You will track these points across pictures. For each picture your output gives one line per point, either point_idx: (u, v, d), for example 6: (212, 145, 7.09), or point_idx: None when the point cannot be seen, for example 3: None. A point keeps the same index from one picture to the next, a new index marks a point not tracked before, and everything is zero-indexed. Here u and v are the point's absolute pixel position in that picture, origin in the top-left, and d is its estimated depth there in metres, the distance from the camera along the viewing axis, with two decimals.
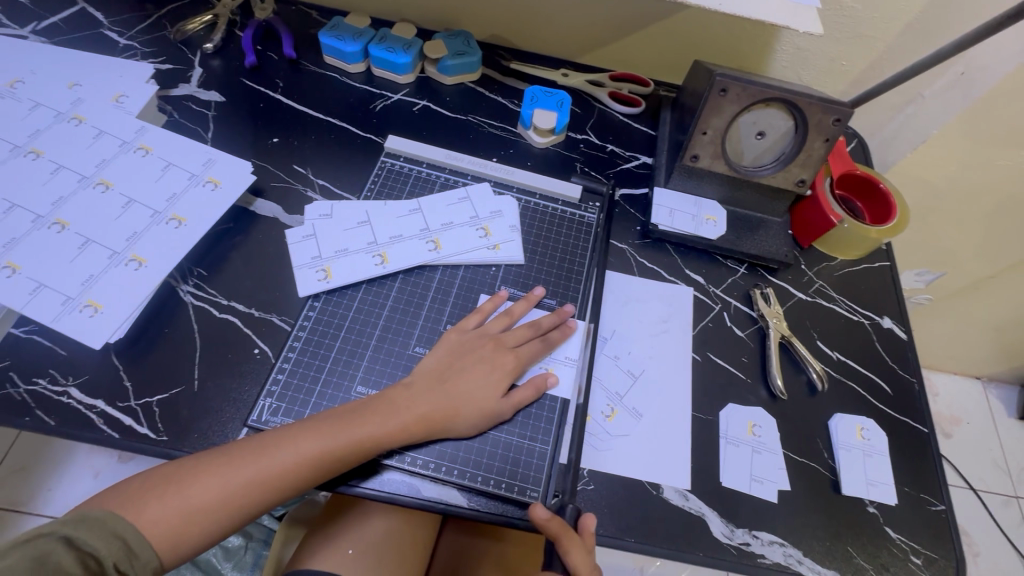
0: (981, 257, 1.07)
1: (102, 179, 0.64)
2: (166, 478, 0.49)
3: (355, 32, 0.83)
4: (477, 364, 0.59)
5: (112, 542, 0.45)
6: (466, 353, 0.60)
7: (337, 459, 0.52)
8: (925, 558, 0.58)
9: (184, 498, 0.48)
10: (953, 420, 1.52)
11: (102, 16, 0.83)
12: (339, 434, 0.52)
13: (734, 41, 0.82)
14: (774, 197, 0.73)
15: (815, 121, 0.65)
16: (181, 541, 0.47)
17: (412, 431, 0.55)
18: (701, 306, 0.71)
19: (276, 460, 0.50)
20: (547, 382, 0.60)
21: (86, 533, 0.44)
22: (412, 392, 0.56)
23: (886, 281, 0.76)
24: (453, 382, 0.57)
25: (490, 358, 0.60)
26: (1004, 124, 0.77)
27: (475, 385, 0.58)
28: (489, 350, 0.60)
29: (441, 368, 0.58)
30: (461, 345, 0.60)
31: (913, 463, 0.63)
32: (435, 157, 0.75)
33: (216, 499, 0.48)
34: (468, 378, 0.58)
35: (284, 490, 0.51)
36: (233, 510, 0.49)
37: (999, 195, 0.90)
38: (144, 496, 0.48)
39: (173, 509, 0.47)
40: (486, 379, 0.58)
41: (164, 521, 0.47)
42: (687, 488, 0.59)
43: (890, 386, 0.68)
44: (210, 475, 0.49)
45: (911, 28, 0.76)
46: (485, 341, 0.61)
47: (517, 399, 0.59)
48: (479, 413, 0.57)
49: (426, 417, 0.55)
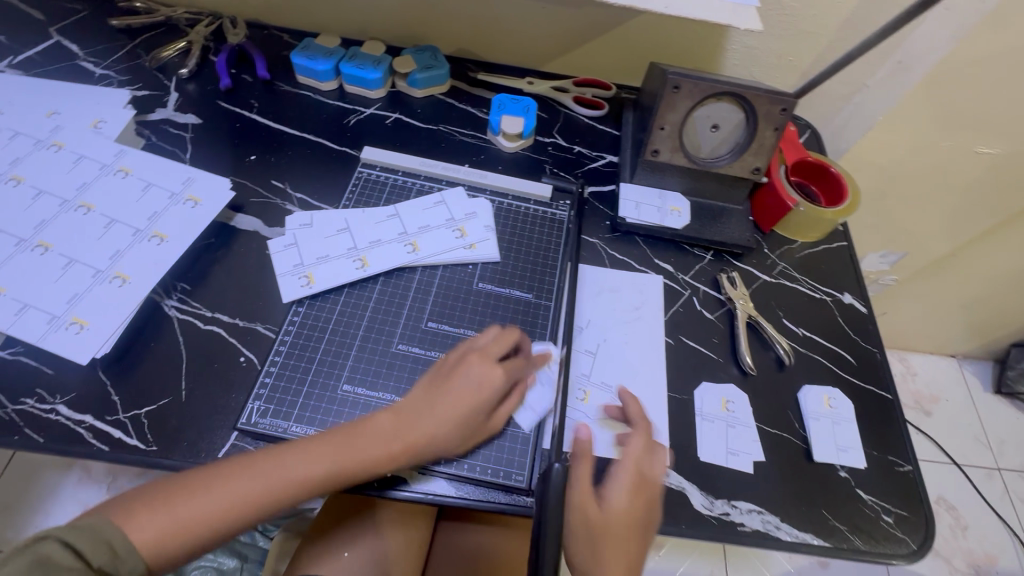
0: (939, 237, 1.12)
1: (84, 202, 0.66)
2: (159, 494, 0.50)
3: (326, 52, 0.86)
4: (465, 381, 0.57)
5: (100, 547, 0.45)
6: (455, 373, 0.58)
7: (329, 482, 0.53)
8: (896, 516, 0.61)
9: (176, 512, 0.49)
10: (932, 398, 1.57)
11: (77, 47, 0.85)
12: (329, 459, 0.53)
13: (687, 43, 0.87)
14: (732, 186, 0.78)
15: (763, 112, 0.69)
16: (170, 552, 0.48)
17: (403, 458, 0.55)
18: (671, 293, 0.74)
19: (276, 484, 0.52)
20: (529, 383, 0.62)
21: (80, 539, 0.44)
22: (403, 416, 0.56)
23: (845, 259, 0.81)
24: (443, 403, 0.56)
25: (478, 373, 0.58)
26: (942, 107, 0.83)
27: (465, 409, 0.56)
28: (475, 361, 0.59)
29: (429, 391, 0.58)
30: (448, 364, 0.59)
31: (880, 427, 0.67)
32: (409, 165, 0.78)
33: (207, 512, 0.49)
34: (457, 398, 0.57)
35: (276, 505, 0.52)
36: (224, 523, 0.50)
37: (945, 174, 0.95)
38: (135, 510, 0.48)
39: (164, 523, 0.48)
40: (477, 394, 0.57)
41: (156, 534, 0.48)
42: (667, 465, 0.61)
43: (853, 357, 0.72)
44: (207, 492, 0.50)
45: (847, 23, 0.81)
46: (471, 355, 0.59)
47: (505, 411, 0.59)
48: (467, 430, 0.57)
49: (417, 443, 0.55)
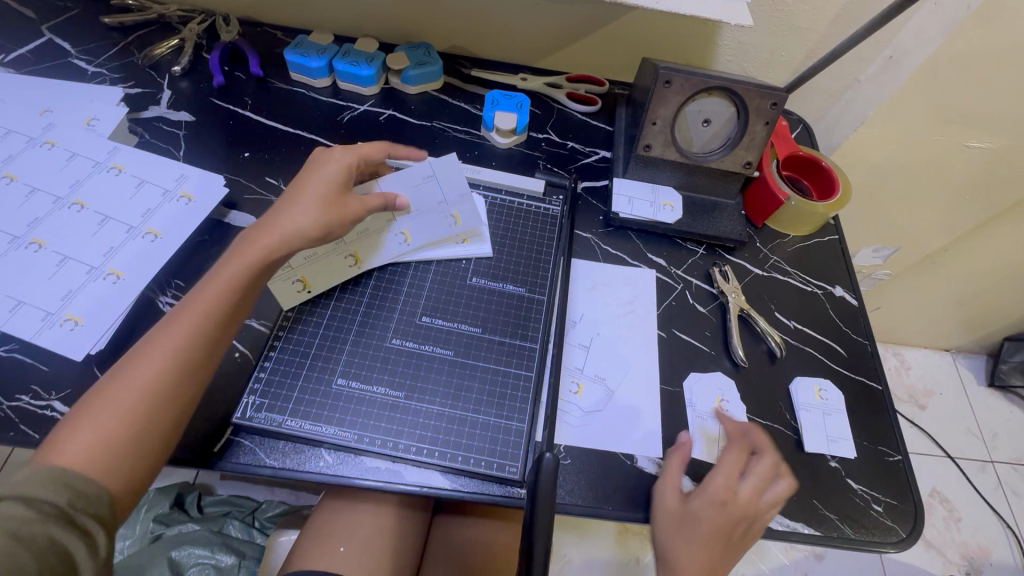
0: (931, 231, 1.13)
1: (77, 199, 0.66)
2: (76, 417, 0.47)
3: (319, 49, 0.86)
4: (319, 174, 0.64)
5: (59, 489, 0.42)
6: (306, 179, 0.64)
7: (230, 295, 0.55)
8: (886, 505, 0.62)
9: (100, 420, 0.47)
10: (927, 392, 1.59)
11: (70, 45, 0.85)
12: (221, 276, 0.56)
13: (680, 38, 0.88)
14: (725, 180, 0.78)
15: (754, 106, 0.69)
16: (114, 461, 0.46)
17: (284, 250, 0.59)
18: (664, 287, 0.74)
19: (178, 367, 0.50)
20: (396, 202, 0.68)
21: (37, 488, 0.41)
22: (262, 224, 0.60)
23: (836, 252, 0.81)
24: (304, 196, 0.62)
25: (327, 166, 0.65)
26: (932, 101, 0.84)
27: (324, 187, 0.63)
28: (320, 164, 0.65)
29: (290, 202, 0.62)
30: (298, 185, 0.64)
31: (870, 418, 0.67)
32: (403, 162, 0.78)
33: (128, 396, 0.48)
34: (311, 189, 0.63)
35: (191, 350, 0.51)
36: (153, 392, 0.49)
37: (938, 168, 0.96)
38: (59, 438, 0.45)
39: (94, 435, 0.46)
40: (328, 178, 0.64)
41: (90, 449, 0.45)
42: (659, 457, 0.62)
43: (844, 349, 0.73)
44: (122, 387, 0.48)
45: (838, 18, 0.82)
46: (317, 166, 0.65)
47: (365, 202, 0.65)
48: (336, 202, 0.63)
49: (293, 230, 0.60)
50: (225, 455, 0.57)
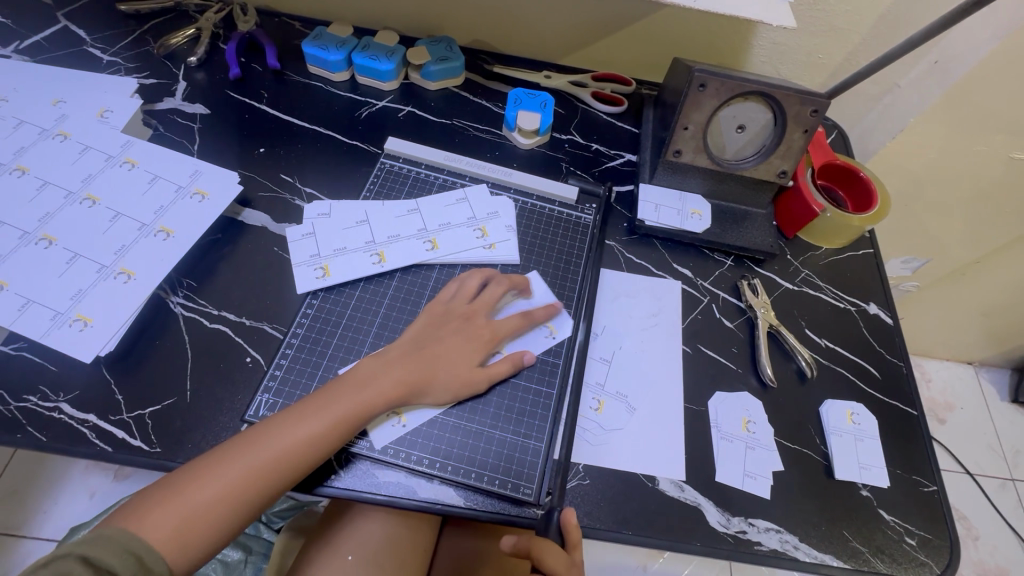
0: (965, 244, 1.08)
1: (88, 194, 0.64)
2: (166, 488, 0.49)
3: (339, 41, 0.84)
4: (455, 335, 0.61)
5: (125, 557, 0.45)
6: (445, 327, 0.61)
7: (324, 440, 0.52)
8: (919, 539, 0.59)
9: (186, 504, 0.48)
10: (947, 406, 1.54)
11: (85, 33, 0.83)
12: (321, 413, 0.53)
13: (713, 37, 0.84)
14: (756, 189, 0.75)
15: (793, 113, 0.66)
16: (189, 546, 0.47)
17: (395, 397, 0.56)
18: (691, 299, 0.71)
19: (269, 480, 0.50)
20: (524, 358, 0.62)
21: (101, 552, 0.44)
22: (385, 360, 0.58)
23: (871, 266, 0.78)
24: (429, 347, 0.59)
25: (468, 330, 0.61)
26: (978, 110, 0.79)
27: (454, 359, 0.59)
28: (464, 323, 0.62)
29: (419, 339, 0.60)
30: (440, 319, 0.62)
31: (905, 445, 0.64)
32: (434, 159, 0.76)
33: (214, 493, 0.48)
34: (446, 347, 0.60)
35: (285, 470, 0.51)
36: (239, 496, 0.49)
37: (978, 181, 0.91)
38: (145, 508, 0.47)
39: (173, 518, 0.47)
40: (461, 351, 0.60)
41: (167, 529, 0.47)
42: (682, 479, 0.59)
43: (878, 370, 0.69)
44: (211, 480, 0.49)
45: (881, 20, 0.78)
46: (463, 316, 0.62)
47: (492, 370, 0.60)
48: (455, 382, 0.58)
49: (407, 380, 0.57)
50: (320, 480, 0.55)
